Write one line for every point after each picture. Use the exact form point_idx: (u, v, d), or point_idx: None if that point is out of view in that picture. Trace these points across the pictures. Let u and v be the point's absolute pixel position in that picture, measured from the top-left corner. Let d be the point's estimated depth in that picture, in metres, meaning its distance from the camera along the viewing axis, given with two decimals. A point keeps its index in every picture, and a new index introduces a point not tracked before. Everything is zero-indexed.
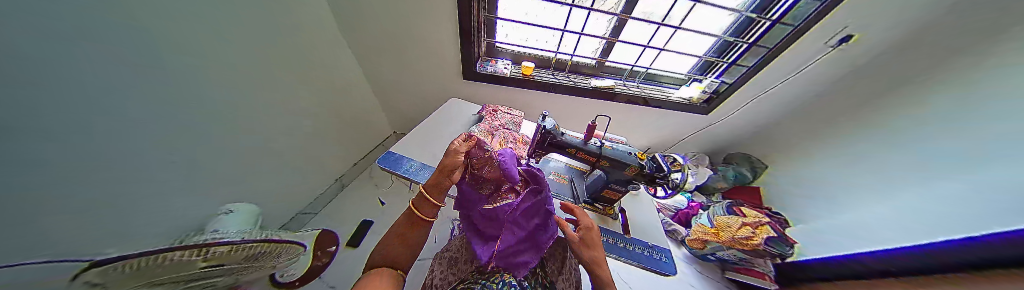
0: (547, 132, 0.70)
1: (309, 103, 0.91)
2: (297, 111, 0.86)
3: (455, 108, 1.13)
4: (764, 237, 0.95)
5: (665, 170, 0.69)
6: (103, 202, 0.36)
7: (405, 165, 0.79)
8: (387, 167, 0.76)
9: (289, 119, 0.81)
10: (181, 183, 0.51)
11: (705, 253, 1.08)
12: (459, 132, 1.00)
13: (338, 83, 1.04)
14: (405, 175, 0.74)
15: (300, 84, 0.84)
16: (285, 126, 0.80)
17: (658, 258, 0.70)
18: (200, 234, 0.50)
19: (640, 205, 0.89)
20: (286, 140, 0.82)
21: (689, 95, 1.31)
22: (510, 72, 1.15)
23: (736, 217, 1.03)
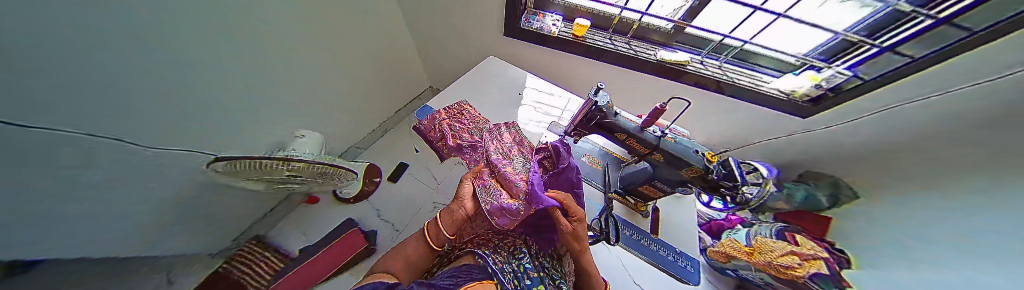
0: (598, 110, 0.61)
1: (360, 45, 0.95)
2: (347, 52, 0.90)
3: (496, 67, 1.06)
4: (810, 271, 0.83)
5: (737, 180, 0.58)
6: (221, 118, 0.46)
7: None
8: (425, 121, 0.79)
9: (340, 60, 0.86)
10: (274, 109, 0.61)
11: (725, 268, 0.98)
12: (497, 95, 0.96)
13: (382, 25, 1.03)
14: None
15: (348, 23, 0.84)
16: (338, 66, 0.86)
17: (682, 264, 0.68)
18: (285, 150, 0.61)
19: (676, 207, 0.81)
20: (340, 80, 0.90)
21: (791, 88, 1.01)
22: (558, 31, 0.99)
23: (784, 243, 0.90)
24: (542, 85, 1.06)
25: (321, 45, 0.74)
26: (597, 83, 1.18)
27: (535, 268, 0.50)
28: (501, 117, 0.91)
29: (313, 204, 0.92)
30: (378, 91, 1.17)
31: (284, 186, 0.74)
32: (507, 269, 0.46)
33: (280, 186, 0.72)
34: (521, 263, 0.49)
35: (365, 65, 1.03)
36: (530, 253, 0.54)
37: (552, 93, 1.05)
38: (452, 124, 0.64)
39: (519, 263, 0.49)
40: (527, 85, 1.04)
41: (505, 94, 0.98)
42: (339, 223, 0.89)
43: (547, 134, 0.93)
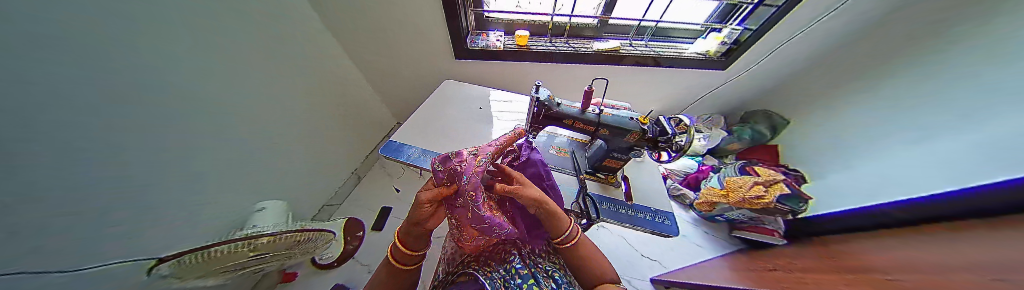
0: (541, 104, 0.67)
1: (313, 100, 0.94)
2: (300, 109, 0.87)
3: (453, 89, 1.11)
4: (775, 195, 0.94)
5: (669, 133, 0.66)
6: (146, 209, 0.40)
7: (407, 152, 0.81)
8: (389, 156, 0.77)
9: (294, 117, 0.84)
10: (224, 185, 0.57)
11: (713, 215, 1.08)
12: (456, 115, 0.98)
13: (332, 76, 1.03)
14: (409, 163, 0.77)
15: (293, 80, 0.83)
16: (293, 125, 0.83)
17: (661, 221, 0.72)
18: (241, 229, 0.58)
19: (642, 171, 0.87)
20: (298, 137, 0.86)
21: (706, 49, 1.18)
22: (504, 44, 1.07)
23: (748, 177, 1.01)
24: (502, 95, 1.12)
25: (268, 107, 0.72)
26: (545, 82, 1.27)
27: (527, 266, 0.49)
28: (470, 135, 0.92)
29: (290, 280, 0.82)
30: (344, 141, 1.14)
31: (251, 271, 0.66)
32: (497, 276, 0.45)
33: (246, 271, 0.64)
34: (513, 266, 0.48)
35: (322, 118, 1.00)
36: (522, 253, 0.54)
37: (512, 100, 1.11)
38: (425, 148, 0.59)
39: (512, 266, 0.48)
40: (489, 99, 1.09)
41: (467, 112, 1.01)
42: None
43: None
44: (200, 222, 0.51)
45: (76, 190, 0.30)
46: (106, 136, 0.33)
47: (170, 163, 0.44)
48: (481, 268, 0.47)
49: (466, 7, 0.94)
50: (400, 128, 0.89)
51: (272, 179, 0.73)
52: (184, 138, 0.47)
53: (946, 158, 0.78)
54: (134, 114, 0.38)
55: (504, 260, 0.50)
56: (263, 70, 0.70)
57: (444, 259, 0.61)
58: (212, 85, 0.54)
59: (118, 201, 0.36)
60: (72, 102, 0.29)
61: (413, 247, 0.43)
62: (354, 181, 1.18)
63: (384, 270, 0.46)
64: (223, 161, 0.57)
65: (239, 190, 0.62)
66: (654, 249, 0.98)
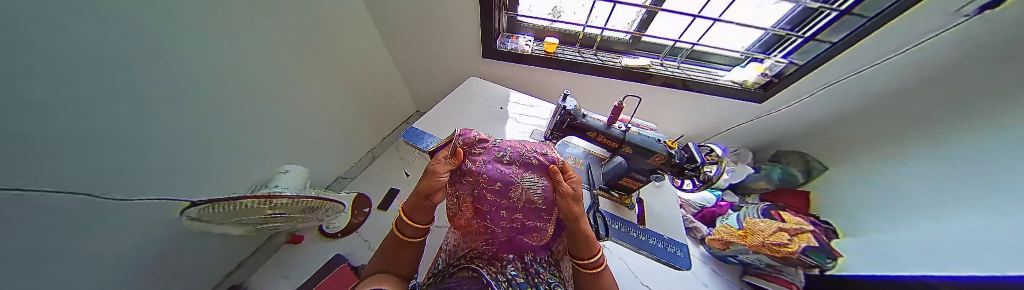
0: (567, 114, 0.67)
1: (343, 78, 1.00)
2: (331, 85, 0.93)
3: (478, 85, 1.13)
4: (801, 245, 0.86)
5: (697, 161, 0.63)
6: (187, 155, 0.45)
7: (426, 140, 0.83)
8: (412, 142, 0.80)
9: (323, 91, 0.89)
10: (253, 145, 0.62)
11: (725, 255, 1.02)
12: (478, 112, 1.00)
13: (365, 58, 1.09)
14: (427, 151, 0.79)
15: (329, 58, 0.89)
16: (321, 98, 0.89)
17: (671, 251, 0.68)
18: (265, 188, 0.62)
19: (659, 196, 0.84)
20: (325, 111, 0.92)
21: (744, 78, 1.12)
22: (531, 49, 1.09)
23: (773, 222, 0.94)
24: (524, 98, 1.13)
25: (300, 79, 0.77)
26: (570, 91, 1.27)
27: (527, 276, 0.49)
28: (487, 132, 0.94)
29: (297, 243, 0.87)
30: (363, 121, 1.20)
31: (267, 228, 0.71)
32: (501, 279, 0.45)
33: (261, 227, 0.69)
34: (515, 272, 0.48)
35: (349, 97, 1.06)
36: (523, 261, 0.53)
37: (532, 104, 1.11)
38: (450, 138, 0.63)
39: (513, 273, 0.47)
40: (510, 100, 1.11)
41: (487, 110, 1.03)
42: (326, 260, 0.84)
43: (530, 142, 0.96)
44: (229, 174, 0.56)
45: (114, 129, 0.33)
46: (160, 85, 0.37)
47: (207, 118, 0.48)
48: (483, 266, 0.47)
49: (501, 9, 0.97)
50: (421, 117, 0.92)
51: (294, 147, 0.78)
52: (227, 97, 0.52)
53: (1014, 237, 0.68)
54: (189, 69, 0.42)
55: (505, 265, 0.50)
56: (304, 45, 0.75)
57: (445, 249, 0.61)
58: (258, 52, 0.58)
59: (165, 144, 0.40)
60: (130, 48, 0.32)
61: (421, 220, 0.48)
62: (369, 160, 1.23)
63: (390, 241, 0.49)
64: (252, 123, 0.61)
65: (267, 151, 0.67)
66: (657, 279, 0.94)
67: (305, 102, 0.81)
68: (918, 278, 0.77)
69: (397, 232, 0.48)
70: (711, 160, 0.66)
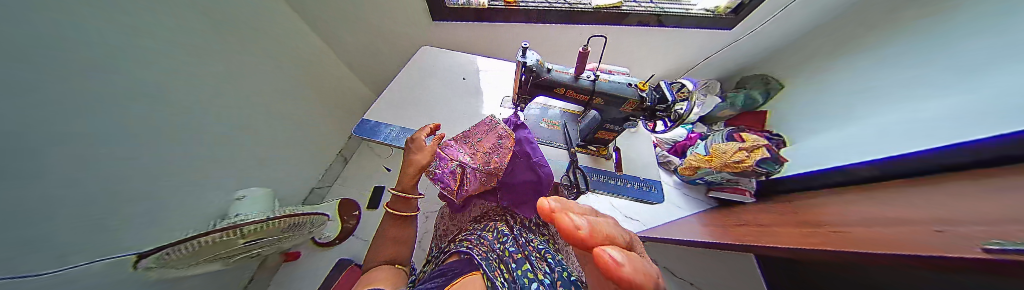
0: (529, 71, 0.60)
1: (286, 77, 0.83)
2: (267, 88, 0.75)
3: (431, 56, 1.00)
4: (756, 159, 0.99)
5: (668, 101, 0.62)
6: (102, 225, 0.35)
7: (384, 132, 0.74)
8: (369, 137, 0.72)
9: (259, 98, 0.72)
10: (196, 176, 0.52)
11: (693, 179, 1.17)
12: (439, 88, 0.91)
13: (295, 45, 0.88)
14: (387, 142, 0.71)
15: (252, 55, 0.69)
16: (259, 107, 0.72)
17: (647, 189, 0.73)
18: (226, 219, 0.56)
19: (633, 142, 0.86)
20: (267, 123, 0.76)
21: (715, 5, 1.07)
22: (488, 0, 0.93)
23: (734, 143, 1.03)
24: (491, 64, 1.04)
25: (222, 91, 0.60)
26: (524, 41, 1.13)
27: (520, 248, 0.48)
28: (455, 110, 0.86)
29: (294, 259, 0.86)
30: (326, 119, 1.06)
31: (251, 255, 0.67)
32: (493, 258, 0.43)
33: (244, 256, 0.64)
34: (505, 247, 0.47)
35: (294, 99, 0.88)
36: (515, 232, 0.54)
37: (500, 69, 1.03)
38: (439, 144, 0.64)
39: (504, 249, 0.46)
40: (476, 68, 1.01)
41: (449, 84, 0.93)
42: (330, 269, 0.85)
43: (503, 112, 0.90)
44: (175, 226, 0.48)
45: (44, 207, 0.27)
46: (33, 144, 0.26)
47: (116, 174, 0.37)
48: (475, 247, 0.46)
49: None
50: (372, 106, 0.80)
51: (246, 171, 0.67)
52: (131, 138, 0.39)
53: (896, 117, 0.86)
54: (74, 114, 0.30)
55: (502, 241, 0.49)
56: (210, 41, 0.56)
57: (440, 236, 0.64)
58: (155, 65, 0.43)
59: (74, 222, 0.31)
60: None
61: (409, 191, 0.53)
62: (341, 162, 1.14)
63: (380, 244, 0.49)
64: (183, 162, 0.49)
65: (212, 188, 0.56)
66: (634, 210, 1.17)
67: (250, 112, 0.68)
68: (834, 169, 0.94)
69: (383, 241, 0.49)
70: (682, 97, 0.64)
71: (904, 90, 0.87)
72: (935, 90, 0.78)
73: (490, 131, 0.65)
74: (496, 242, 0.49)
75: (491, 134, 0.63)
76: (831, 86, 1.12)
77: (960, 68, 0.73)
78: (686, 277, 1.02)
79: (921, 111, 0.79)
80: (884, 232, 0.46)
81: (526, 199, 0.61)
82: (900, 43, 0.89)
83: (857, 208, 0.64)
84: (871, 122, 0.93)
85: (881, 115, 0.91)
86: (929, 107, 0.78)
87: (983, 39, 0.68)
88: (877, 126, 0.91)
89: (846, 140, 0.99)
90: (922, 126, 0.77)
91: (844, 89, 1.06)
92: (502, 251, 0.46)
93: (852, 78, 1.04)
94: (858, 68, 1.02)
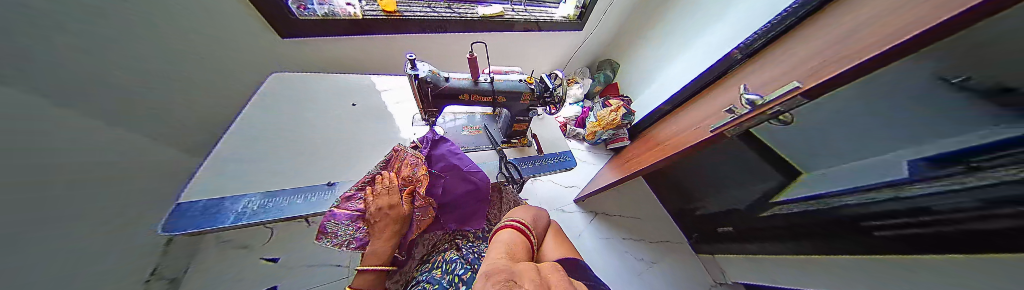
0: (424, 83, 0.59)
1: None
2: None
3: (297, 89, 0.79)
4: (620, 114, 1.39)
5: (551, 88, 0.76)
6: None
7: (235, 207, 0.51)
8: (197, 228, 0.46)
9: None
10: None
11: (594, 141, 1.53)
12: (329, 127, 0.75)
13: None
14: (240, 222, 0.48)
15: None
16: None
17: (564, 159, 0.86)
18: None
19: (545, 126, 1.01)
20: None
21: (567, 13, 1.43)
22: (361, 12, 0.97)
23: (606, 109, 1.42)
24: (393, 83, 0.95)
25: None
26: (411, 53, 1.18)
27: (470, 267, 0.46)
28: (364, 144, 0.76)
29: None
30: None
31: None
32: None
33: None
34: (453, 273, 0.45)
35: None
36: (464, 253, 0.52)
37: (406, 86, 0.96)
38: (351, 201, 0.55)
39: (454, 276, 0.44)
40: (376, 90, 0.90)
41: (341, 115, 0.79)
42: None
43: (418, 131, 0.84)
44: None
45: None
46: None
47: None
48: None
49: None
50: (201, 178, 0.53)
51: None
52: None
53: (680, 71, 1.45)
54: None
55: (451, 269, 0.46)
56: None
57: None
58: None
59: None
60: None
61: (368, 262, 0.50)
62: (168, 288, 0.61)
63: None
64: None
65: None
66: (568, 178, 1.38)
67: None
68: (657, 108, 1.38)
69: None
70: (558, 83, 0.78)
71: (678, 56, 1.51)
72: (691, 54, 1.42)
73: (405, 161, 0.60)
74: (446, 274, 0.45)
75: (405, 166, 0.59)
76: (644, 62, 1.77)
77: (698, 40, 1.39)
78: (614, 212, 1.34)
79: (689, 65, 1.40)
80: (681, 137, 0.79)
81: (470, 213, 0.60)
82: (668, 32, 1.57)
83: (670, 127, 1.04)
84: (670, 76, 1.52)
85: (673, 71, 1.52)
86: (691, 58, 1.40)
87: (705, 20, 1.36)
88: (671, 80, 1.50)
89: (663, 82, 1.57)
90: (691, 72, 1.34)
91: (651, 62, 1.71)
92: (452, 281, 0.43)
93: (652, 54, 1.70)
94: (654, 47, 1.68)
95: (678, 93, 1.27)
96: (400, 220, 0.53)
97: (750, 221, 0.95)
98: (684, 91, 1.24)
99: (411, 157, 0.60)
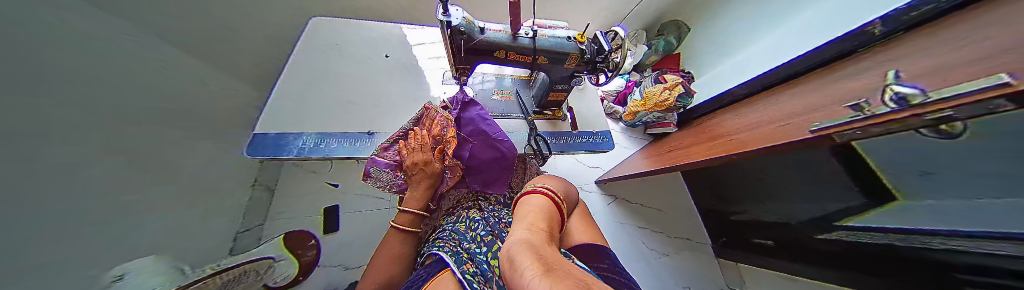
0: (458, 33, 0.52)
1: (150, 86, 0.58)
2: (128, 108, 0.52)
3: (338, 34, 0.80)
4: (675, 96, 1.16)
5: (604, 51, 0.63)
6: None
7: (297, 141, 0.58)
8: (272, 155, 0.54)
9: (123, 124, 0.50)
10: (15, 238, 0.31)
11: (633, 123, 1.37)
12: (365, 76, 0.75)
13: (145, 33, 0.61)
14: (306, 154, 0.56)
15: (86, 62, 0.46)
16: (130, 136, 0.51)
17: (601, 141, 0.77)
18: None
19: (582, 99, 0.89)
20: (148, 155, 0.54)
21: None
22: None
23: (659, 85, 1.19)
24: (426, 35, 0.90)
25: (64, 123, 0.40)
26: None
27: (491, 229, 0.47)
28: (399, 96, 0.75)
29: None
30: (225, 128, 0.79)
31: None
32: (463, 249, 0.40)
33: None
34: (475, 231, 0.46)
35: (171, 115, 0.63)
36: (486, 215, 0.53)
37: (438, 40, 0.91)
38: (387, 152, 0.58)
39: (475, 234, 0.45)
40: (407, 42, 0.86)
41: (378, 66, 0.78)
42: None
43: (448, 90, 0.82)
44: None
45: None
46: None
47: None
48: (445, 242, 0.43)
49: None
50: (266, 112, 0.60)
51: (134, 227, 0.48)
52: None
53: (775, 44, 1.09)
54: None
55: (473, 228, 0.47)
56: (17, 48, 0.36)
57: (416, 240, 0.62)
58: None
59: None
60: None
61: (408, 205, 0.54)
62: (266, 192, 0.88)
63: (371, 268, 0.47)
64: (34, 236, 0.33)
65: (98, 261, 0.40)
66: (594, 159, 1.32)
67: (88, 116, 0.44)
68: (728, 91, 1.14)
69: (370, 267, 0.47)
70: (615, 46, 0.63)
71: (785, 20, 1.10)
72: (808, 17, 1.00)
73: (435, 120, 0.59)
74: (467, 230, 0.47)
75: (436, 124, 0.58)
76: (732, 25, 1.36)
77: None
78: (637, 200, 1.27)
79: (794, 35, 1.02)
80: (758, 133, 0.63)
81: (496, 179, 0.59)
82: None
83: (743, 117, 0.84)
84: (761, 48, 1.16)
85: (767, 42, 1.14)
86: (804, 24, 1.00)
87: None
88: (758, 54, 1.14)
89: (758, 50, 1.17)
90: (791, 46, 0.99)
91: (741, 27, 1.30)
92: (473, 238, 0.44)
93: (748, 14, 1.27)
94: (757, 5, 1.24)
95: (776, 68, 0.94)
96: (433, 175, 0.55)
97: (799, 239, 0.82)
98: (786, 66, 0.91)
99: (440, 117, 0.59)
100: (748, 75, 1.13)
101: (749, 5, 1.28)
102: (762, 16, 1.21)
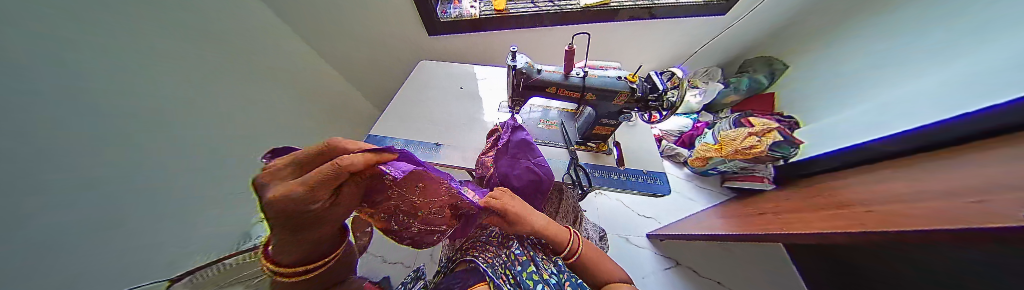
0: (519, 73, 0.62)
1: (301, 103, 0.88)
2: (287, 115, 0.80)
3: (430, 71, 1.06)
4: (768, 144, 0.94)
5: (659, 90, 0.60)
6: None
7: (390, 145, 0.76)
8: None
9: (285, 124, 0.78)
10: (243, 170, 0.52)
11: (706, 170, 1.15)
12: (438, 100, 0.94)
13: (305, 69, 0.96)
14: None
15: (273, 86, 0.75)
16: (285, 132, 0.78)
17: (651, 182, 0.68)
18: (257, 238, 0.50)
19: (632, 135, 0.83)
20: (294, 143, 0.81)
21: None
22: (478, 12, 1.01)
23: (742, 129, 0.99)
24: (490, 72, 1.09)
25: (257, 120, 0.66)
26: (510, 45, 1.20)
27: (526, 251, 0.46)
28: (460, 118, 0.90)
29: None
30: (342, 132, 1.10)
31: None
32: (498, 263, 0.42)
33: None
34: (510, 250, 0.46)
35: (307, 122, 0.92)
36: (519, 236, 0.52)
37: (497, 77, 1.07)
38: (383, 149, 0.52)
39: (510, 252, 0.45)
40: (473, 77, 1.06)
41: (449, 94, 0.97)
42: None
43: (500, 117, 0.92)
44: None
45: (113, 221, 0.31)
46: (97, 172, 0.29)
47: None
48: (481, 253, 0.45)
49: None
50: (376, 123, 0.83)
51: None
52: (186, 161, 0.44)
53: (920, 93, 0.80)
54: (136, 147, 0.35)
55: (507, 246, 0.47)
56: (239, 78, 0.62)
57: (448, 246, 0.67)
58: (200, 101, 0.49)
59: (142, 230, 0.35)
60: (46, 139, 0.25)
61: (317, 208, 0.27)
62: None
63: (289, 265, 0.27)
64: None
65: None
66: (647, 208, 1.13)
67: (268, 109, 0.71)
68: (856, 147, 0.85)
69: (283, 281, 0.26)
70: (672, 85, 0.61)
71: (927, 66, 0.82)
72: (967, 61, 0.72)
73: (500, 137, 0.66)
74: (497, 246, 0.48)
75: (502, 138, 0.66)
76: (844, 68, 1.08)
77: (992, 38, 0.69)
78: (712, 275, 0.97)
79: (945, 84, 0.74)
80: (920, 212, 0.43)
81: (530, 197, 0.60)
82: (919, 23, 0.86)
83: (888, 185, 0.58)
84: (898, 98, 0.86)
85: (906, 92, 0.85)
86: (956, 74, 0.73)
87: None
88: (895, 107, 0.85)
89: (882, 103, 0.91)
90: (943, 100, 0.72)
91: (857, 70, 1.03)
92: (504, 254, 0.45)
93: (867, 55, 1.00)
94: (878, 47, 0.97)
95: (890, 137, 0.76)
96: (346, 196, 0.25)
97: None
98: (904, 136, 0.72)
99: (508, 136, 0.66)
100: (881, 132, 0.83)
101: (866, 47, 1.01)
102: (892, 58, 0.93)
